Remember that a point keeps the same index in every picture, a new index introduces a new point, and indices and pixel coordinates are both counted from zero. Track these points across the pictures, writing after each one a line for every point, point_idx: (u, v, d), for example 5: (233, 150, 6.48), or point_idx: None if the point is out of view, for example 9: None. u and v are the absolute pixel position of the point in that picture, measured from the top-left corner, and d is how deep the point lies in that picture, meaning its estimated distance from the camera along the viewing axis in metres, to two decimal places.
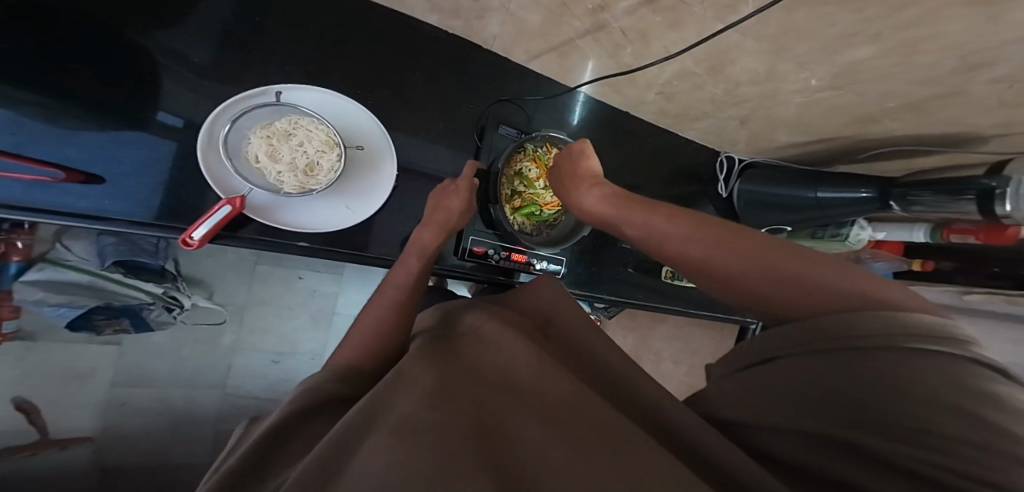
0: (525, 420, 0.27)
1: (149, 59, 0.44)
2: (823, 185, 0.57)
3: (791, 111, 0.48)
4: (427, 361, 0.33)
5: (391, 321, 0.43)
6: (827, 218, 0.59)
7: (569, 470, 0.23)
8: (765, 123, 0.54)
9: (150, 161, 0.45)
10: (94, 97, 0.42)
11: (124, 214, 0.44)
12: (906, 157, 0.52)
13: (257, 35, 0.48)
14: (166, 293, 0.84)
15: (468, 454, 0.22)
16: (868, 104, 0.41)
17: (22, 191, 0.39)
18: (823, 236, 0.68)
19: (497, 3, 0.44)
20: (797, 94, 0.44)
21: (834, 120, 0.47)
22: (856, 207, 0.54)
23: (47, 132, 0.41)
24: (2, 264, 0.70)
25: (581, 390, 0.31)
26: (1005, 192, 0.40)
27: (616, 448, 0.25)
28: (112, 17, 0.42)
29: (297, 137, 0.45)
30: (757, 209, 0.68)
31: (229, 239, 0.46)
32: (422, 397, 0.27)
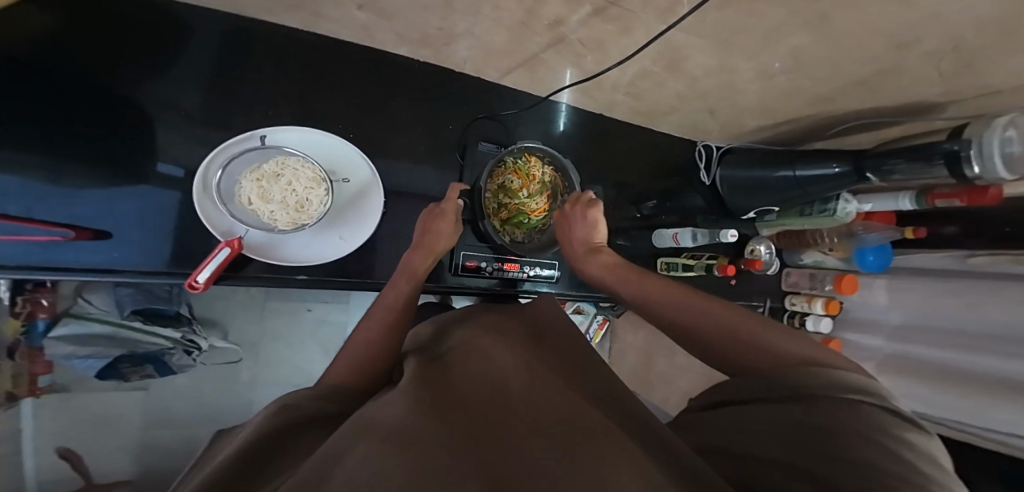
0: (514, 428, 0.26)
1: (146, 114, 0.48)
2: (798, 163, 0.57)
3: (753, 96, 0.50)
4: (421, 380, 0.33)
5: (377, 341, 0.44)
6: (809, 196, 0.59)
7: (559, 474, 0.21)
8: (732, 111, 0.56)
9: (154, 211, 0.49)
10: (98, 157, 0.46)
11: (134, 264, 0.48)
12: (876, 128, 0.53)
13: (238, 83, 0.52)
14: (184, 337, 0.88)
15: (451, 460, 0.21)
16: (818, 83, 0.43)
17: (36, 251, 0.44)
18: (809, 213, 0.68)
19: (461, 29, 0.46)
20: (752, 81, 0.45)
21: (795, 99, 0.48)
22: (832, 183, 0.55)
23: (58, 193, 0.45)
24: (30, 323, 0.74)
25: (574, 406, 0.30)
26: (975, 153, 0.41)
27: (608, 455, 0.24)
28: (121, 87, 0.46)
29: (285, 177, 0.48)
30: (742, 193, 0.69)
31: (231, 279, 0.49)
32: (411, 412, 0.26)
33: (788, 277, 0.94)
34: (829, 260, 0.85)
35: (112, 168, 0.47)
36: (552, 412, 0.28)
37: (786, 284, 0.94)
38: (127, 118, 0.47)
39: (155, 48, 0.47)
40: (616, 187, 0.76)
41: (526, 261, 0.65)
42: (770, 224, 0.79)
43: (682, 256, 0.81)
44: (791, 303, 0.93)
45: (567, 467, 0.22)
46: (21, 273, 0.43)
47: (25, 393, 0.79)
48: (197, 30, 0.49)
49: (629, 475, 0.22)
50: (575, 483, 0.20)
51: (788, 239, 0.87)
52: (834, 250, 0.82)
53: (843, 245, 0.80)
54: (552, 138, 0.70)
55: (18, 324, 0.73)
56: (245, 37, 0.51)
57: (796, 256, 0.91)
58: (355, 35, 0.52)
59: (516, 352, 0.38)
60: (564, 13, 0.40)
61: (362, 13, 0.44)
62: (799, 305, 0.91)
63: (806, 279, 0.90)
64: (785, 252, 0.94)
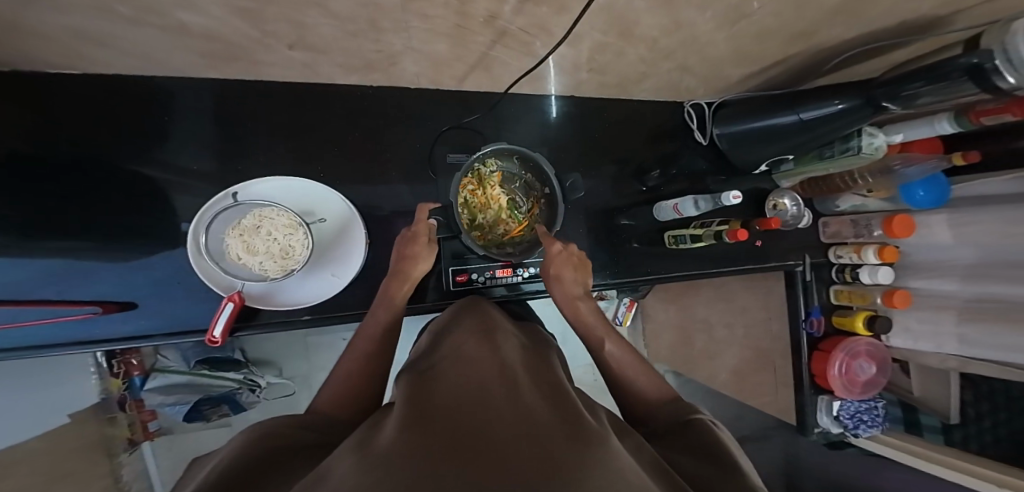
0: (495, 420, 0.26)
1: (150, 179, 0.57)
2: (801, 106, 0.56)
3: (723, 45, 0.50)
4: (408, 391, 0.33)
5: (363, 372, 0.48)
6: (823, 138, 0.58)
7: (537, 456, 0.21)
8: (704, 64, 0.57)
9: (167, 277, 0.59)
10: (127, 232, 0.57)
11: (161, 326, 0.59)
12: (878, 55, 0.54)
13: (235, 145, 0.60)
14: (245, 377, 0.96)
15: (431, 447, 0.21)
16: (776, 12, 0.40)
17: (80, 325, 0.56)
18: (831, 156, 0.64)
19: (399, 46, 0.46)
20: (718, 27, 0.44)
21: (745, 35, 0.47)
22: (844, 120, 0.53)
23: (83, 273, 0.55)
24: (129, 380, 0.92)
25: (557, 412, 0.29)
26: (1002, 63, 0.38)
27: (589, 448, 0.23)
28: (141, 166, 0.57)
29: (264, 228, 0.55)
30: (743, 146, 0.70)
31: (243, 329, 0.58)
32: (397, 420, 0.26)
33: (828, 228, 0.87)
34: (870, 202, 0.76)
35: (145, 236, 0.58)
36: (537, 410, 0.29)
37: (828, 235, 0.87)
38: (142, 191, 0.57)
39: (161, 129, 0.57)
40: (617, 164, 0.79)
41: (518, 263, 0.68)
42: (789, 173, 0.77)
43: (691, 226, 0.76)
44: (837, 255, 0.86)
45: (557, 448, 0.22)
46: (78, 347, 0.55)
47: (143, 437, 0.97)
48: (181, 104, 0.58)
49: (609, 467, 0.21)
50: (555, 464, 0.20)
51: (816, 187, 0.81)
52: (873, 191, 0.74)
53: (882, 185, 0.72)
54: (534, 132, 0.74)
55: (119, 382, 0.91)
56: (229, 105, 0.59)
57: (831, 205, 0.84)
58: (301, 74, 0.57)
59: (504, 366, 0.38)
60: (493, 7, 0.37)
61: (295, 52, 0.49)
62: (846, 257, 0.83)
63: (848, 226, 0.82)
64: (816, 200, 0.87)
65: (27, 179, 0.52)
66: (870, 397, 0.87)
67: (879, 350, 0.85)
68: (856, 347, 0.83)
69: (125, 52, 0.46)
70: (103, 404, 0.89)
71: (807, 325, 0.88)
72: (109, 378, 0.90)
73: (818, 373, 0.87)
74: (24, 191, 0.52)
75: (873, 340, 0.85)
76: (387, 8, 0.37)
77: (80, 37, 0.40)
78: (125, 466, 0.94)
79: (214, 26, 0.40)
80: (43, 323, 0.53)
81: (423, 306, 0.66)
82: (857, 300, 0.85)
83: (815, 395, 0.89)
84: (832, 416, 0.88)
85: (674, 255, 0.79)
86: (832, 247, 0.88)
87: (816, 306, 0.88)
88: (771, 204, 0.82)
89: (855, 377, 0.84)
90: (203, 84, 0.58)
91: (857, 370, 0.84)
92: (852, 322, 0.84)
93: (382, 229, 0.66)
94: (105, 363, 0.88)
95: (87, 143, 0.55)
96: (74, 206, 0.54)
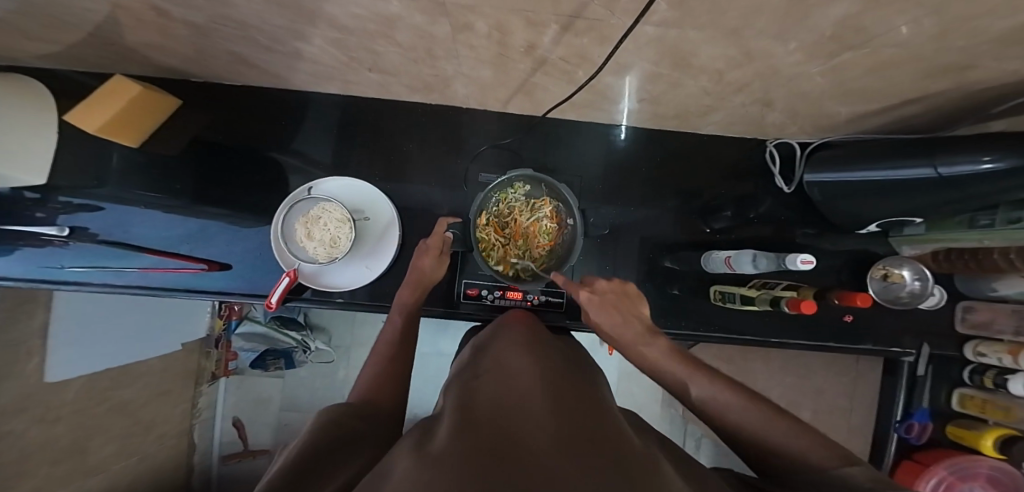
0: (537, 432, 0.25)
1: (278, 164, 0.71)
2: (938, 156, 0.42)
3: (820, 80, 0.42)
4: (457, 395, 0.35)
5: (385, 375, 0.50)
6: (988, 200, 0.41)
7: (582, 477, 0.20)
8: (791, 99, 0.49)
9: (255, 248, 0.70)
10: (237, 207, 0.71)
11: (242, 288, 0.70)
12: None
13: (320, 144, 0.71)
14: (301, 339, 1.09)
15: (477, 460, 0.21)
16: (876, 53, 0.33)
17: (188, 277, 0.69)
18: (991, 224, 0.48)
19: (451, 71, 0.51)
20: (805, 62, 0.37)
21: (839, 74, 0.39)
22: (1004, 183, 0.37)
23: (202, 234, 0.70)
24: (229, 322, 1.10)
25: (601, 432, 0.28)
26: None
27: (634, 476, 0.21)
28: (254, 155, 0.71)
29: (322, 219, 0.63)
30: (847, 197, 0.58)
31: (293, 300, 0.67)
32: (445, 428, 0.27)
33: (973, 315, 0.66)
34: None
35: (247, 212, 0.71)
36: (586, 428, 0.28)
37: (969, 324, 0.66)
38: (258, 173, 0.71)
39: (273, 127, 0.70)
40: (677, 199, 0.72)
41: (530, 288, 0.68)
42: (917, 238, 0.62)
43: (748, 286, 0.66)
44: (978, 352, 0.64)
45: (606, 470, 0.22)
46: (185, 293, 0.69)
47: (222, 372, 1.14)
48: (287, 108, 0.70)
49: None
50: (598, 488, 0.19)
51: (955, 259, 0.59)
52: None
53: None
54: (584, 158, 0.72)
55: (221, 322, 1.08)
56: (320, 111, 0.70)
57: (984, 287, 0.62)
58: (376, 91, 0.65)
59: (545, 376, 0.37)
60: (533, 37, 0.38)
61: (373, 74, 0.56)
62: (993, 356, 0.61)
63: (1006, 318, 0.60)
64: (960, 278, 0.66)
65: (189, 160, 0.70)
66: None
67: (1015, 481, 0.59)
68: (970, 468, 0.61)
69: (246, 63, 0.57)
70: (207, 338, 1.08)
71: (901, 428, 0.70)
72: (215, 318, 1.07)
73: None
74: (195, 172, 0.70)
75: (1003, 464, 0.59)
76: (440, 39, 0.41)
77: (213, 50, 0.51)
78: (204, 395, 1.11)
79: (318, 52, 0.50)
80: (173, 270, 0.68)
81: (437, 311, 0.69)
82: (996, 414, 0.60)
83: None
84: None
85: (723, 310, 0.70)
86: (974, 341, 0.66)
87: (922, 409, 0.69)
88: (881, 272, 0.66)
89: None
90: (302, 92, 0.69)
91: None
92: (978, 438, 0.61)
93: (424, 234, 0.71)
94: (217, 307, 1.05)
95: (226, 135, 0.70)
96: (210, 185, 0.70)
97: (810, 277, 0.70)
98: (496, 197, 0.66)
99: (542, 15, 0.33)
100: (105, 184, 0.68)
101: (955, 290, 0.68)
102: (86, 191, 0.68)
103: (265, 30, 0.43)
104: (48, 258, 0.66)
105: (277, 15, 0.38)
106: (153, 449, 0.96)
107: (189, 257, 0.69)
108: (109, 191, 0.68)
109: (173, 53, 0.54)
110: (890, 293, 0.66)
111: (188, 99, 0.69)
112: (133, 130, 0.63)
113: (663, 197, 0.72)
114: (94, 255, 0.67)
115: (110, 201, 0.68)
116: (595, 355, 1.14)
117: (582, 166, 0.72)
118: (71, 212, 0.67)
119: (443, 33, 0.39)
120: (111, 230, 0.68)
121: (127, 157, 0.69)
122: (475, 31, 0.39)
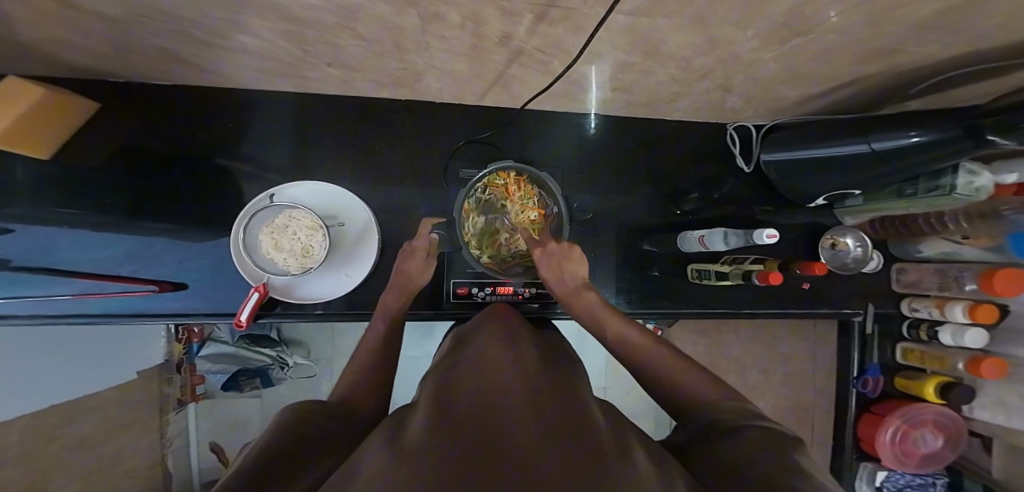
0: (516, 426, 0.25)
1: (232, 169, 0.67)
2: (872, 133, 0.46)
3: (771, 67, 0.45)
4: (437, 387, 0.34)
5: (369, 385, 0.48)
6: (906, 172, 0.47)
7: (562, 469, 0.20)
8: (748, 84, 0.52)
9: (214, 263, 0.66)
10: (189, 220, 0.66)
11: (203, 307, 0.66)
12: (993, 76, 0.43)
13: (283, 148, 0.67)
14: (276, 355, 1.04)
15: (455, 456, 0.20)
16: (818, 39, 0.36)
17: (137, 300, 0.64)
18: (914, 194, 0.53)
19: (422, 65, 0.51)
20: (759, 49, 0.40)
21: (784, 60, 0.42)
22: (923, 156, 0.42)
23: (150, 253, 0.65)
24: (189, 345, 1.03)
25: (581, 421, 0.28)
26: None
27: (613, 465, 0.21)
28: (205, 161, 0.66)
29: (291, 228, 0.60)
30: (795, 175, 0.63)
31: (267, 316, 0.64)
32: (423, 423, 0.26)
33: (905, 275, 0.73)
34: (965, 251, 0.60)
35: (201, 225, 0.66)
36: (565, 420, 0.27)
37: (900, 283, 0.75)
38: (211, 182, 0.66)
39: (225, 132, 0.66)
40: (649, 184, 0.75)
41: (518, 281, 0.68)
42: (855, 209, 0.67)
43: (720, 262, 0.70)
44: (912, 307, 0.71)
45: (583, 458, 0.22)
46: (135, 319, 0.63)
47: (190, 398, 1.06)
48: (243, 111, 0.66)
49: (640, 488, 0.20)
50: (578, 481, 0.19)
51: (887, 226, 0.68)
52: (971, 237, 0.57)
53: (985, 232, 0.55)
54: (558, 149, 0.73)
55: (181, 346, 1.02)
56: (280, 112, 0.67)
57: (911, 250, 0.70)
58: (339, 88, 0.63)
59: (525, 369, 0.37)
60: (508, 27, 0.38)
61: (334, 68, 0.54)
62: (924, 310, 0.69)
63: (931, 276, 0.68)
64: (892, 243, 0.73)
65: (128, 172, 0.64)
66: (931, 471, 0.71)
67: (957, 424, 0.68)
68: (919, 415, 0.68)
69: (193, 61, 0.53)
70: (166, 364, 1.01)
71: (858, 382, 0.76)
72: (174, 343, 1.02)
73: (865, 437, 0.75)
74: (128, 181, 0.64)
75: (945, 409, 0.67)
76: (408, 29, 0.41)
77: (152, 44, 0.47)
78: (172, 423, 1.04)
79: (266, 46, 0.47)
80: (116, 294, 0.63)
81: (425, 314, 0.67)
82: (934, 364, 0.68)
83: (857, 459, 0.78)
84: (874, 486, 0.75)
85: (699, 287, 0.74)
86: (907, 297, 0.74)
87: (874, 365, 0.75)
88: (830, 242, 0.71)
89: (912, 448, 0.69)
90: (258, 92, 0.66)
91: (916, 441, 0.69)
92: (922, 387, 0.68)
93: (402, 235, 0.69)
94: (174, 330, 1.01)
95: (170, 143, 0.65)
96: (155, 197, 0.65)
97: (771, 252, 0.75)
98: (483, 189, 0.66)
99: (516, 4, 0.33)
100: (10, 202, 0.60)
101: (890, 254, 0.76)
102: None
103: (209, 23, 0.40)
104: None
105: (218, 6, 0.36)
106: (122, 483, 0.88)
107: (133, 280, 0.64)
108: (17, 209, 0.61)
109: (89, 50, 0.49)
110: (838, 260, 0.71)
111: (107, 99, 0.63)
112: (33, 139, 0.54)
113: (636, 183, 0.75)
114: (12, 284, 0.61)
115: (19, 221, 0.61)
116: (582, 340, 1.17)
117: (557, 157, 0.73)
118: None
119: (412, 23, 0.39)
120: (27, 253, 0.61)
121: (57, 172, 0.62)
122: (446, 21, 0.38)
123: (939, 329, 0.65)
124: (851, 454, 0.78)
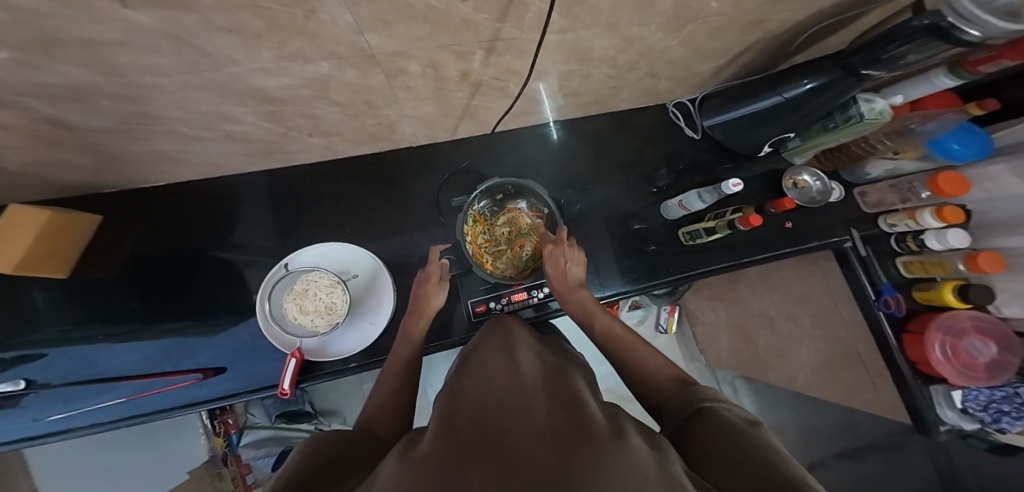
0: (516, 427, 0.28)
1: (226, 260, 0.71)
2: (783, 86, 0.57)
3: (678, 40, 0.50)
4: (446, 400, 0.37)
5: (391, 404, 0.53)
6: (820, 110, 0.57)
7: (558, 460, 0.23)
8: (670, 67, 0.60)
9: (248, 341, 0.69)
10: (209, 309, 0.70)
11: (246, 385, 0.68)
12: (844, 26, 0.54)
13: (279, 223, 0.72)
14: (315, 427, 1.05)
15: (463, 462, 0.23)
16: (702, 7, 0.42)
17: (183, 392, 0.66)
18: (835, 127, 0.60)
19: (395, 116, 0.56)
20: (665, 26, 0.45)
21: (686, 30, 0.48)
22: (827, 94, 0.54)
23: (187, 346, 0.68)
24: (229, 437, 1.03)
25: (577, 415, 0.31)
26: (955, 19, 0.38)
27: (605, 451, 0.25)
28: (205, 251, 0.70)
29: (310, 290, 0.65)
30: (735, 133, 0.69)
31: (307, 379, 0.65)
32: (432, 432, 0.29)
33: (868, 197, 0.78)
34: (903, 165, 0.65)
35: (221, 311, 0.70)
36: (563, 414, 0.31)
37: (870, 205, 0.78)
38: (220, 270, 0.71)
39: (221, 222, 0.71)
40: (621, 171, 0.79)
41: (530, 285, 0.71)
42: (798, 149, 0.72)
43: (705, 220, 0.73)
44: (891, 223, 0.74)
45: (577, 447, 0.25)
46: (181, 410, 0.65)
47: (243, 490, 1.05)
48: (234, 199, 0.72)
49: (628, 476, 0.23)
50: (572, 469, 0.22)
51: (834, 157, 0.75)
52: (900, 152, 0.63)
53: (909, 143, 0.62)
54: (532, 160, 0.78)
55: (221, 440, 1.03)
56: (269, 193, 0.72)
57: (861, 173, 0.75)
58: (321, 154, 0.68)
59: (524, 374, 0.39)
60: (465, 66, 0.44)
61: (315, 138, 0.60)
62: (902, 224, 0.71)
63: (891, 192, 0.72)
64: (843, 171, 0.79)
65: (141, 278, 0.69)
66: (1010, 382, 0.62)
67: (993, 324, 0.63)
68: (957, 323, 0.65)
69: (180, 158, 0.59)
70: (213, 458, 1.04)
71: (880, 305, 0.74)
72: (214, 437, 1.03)
73: (919, 361, 0.69)
74: (139, 288, 0.69)
75: (977, 313, 0.65)
76: (377, 88, 0.46)
77: (145, 147, 0.53)
78: None
79: (249, 130, 0.53)
80: (163, 390, 0.65)
81: (451, 341, 0.69)
82: (937, 270, 0.68)
83: (924, 384, 0.69)
84: (958, 409, 0.65)
85: (696, 249, 0.76)
86: (881, 217, 0.77)
87: (886, 284, 0.74)
88: (791, 184, 0.76)
89: (972, 360, 0.62)
90: (249, 177, 0.72)
91: (971, 351, 0.62)
92: (942, 296, 0.66)
93: (404, 276, 0.72)
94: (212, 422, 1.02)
95: (175, 243, 0.70)
96: (169, 295, 0.69)
97: (743, 200, 0.79)
98: (478, 210, 0.71)
99: (466, 45, 0.40)
100: (39, 328, 0.65)
101: (846, 182, 0.81)
102: (22, 341, 0.65)
103: (186, 116, 0.46)
104: (20, 416, 0.63)
105: (201, 100, 0.43)
106: None
107: (176, 372, 0.67)
108: (44, 334, 0.65)
109: (78, 167, 0.55)
110: (805, 197, 0.74)
111: (108, 216, 0.69)
112: (52, 260, 0.60)
113: (611, 173, 0.79)
114: (64, 399, 0.64)
115: (50, 345, 0.65)
116: None
117: (531, 168, 0.78)
118: (9, 367, 0.64)
119: (379, 81, 0.44)
120: (68, 371, 0.65)
121: (71, 293, 0.67)
122: (409, 73, 0.44)
123: (924, 237, 0.67)
124: (917, 381, 0.69)
